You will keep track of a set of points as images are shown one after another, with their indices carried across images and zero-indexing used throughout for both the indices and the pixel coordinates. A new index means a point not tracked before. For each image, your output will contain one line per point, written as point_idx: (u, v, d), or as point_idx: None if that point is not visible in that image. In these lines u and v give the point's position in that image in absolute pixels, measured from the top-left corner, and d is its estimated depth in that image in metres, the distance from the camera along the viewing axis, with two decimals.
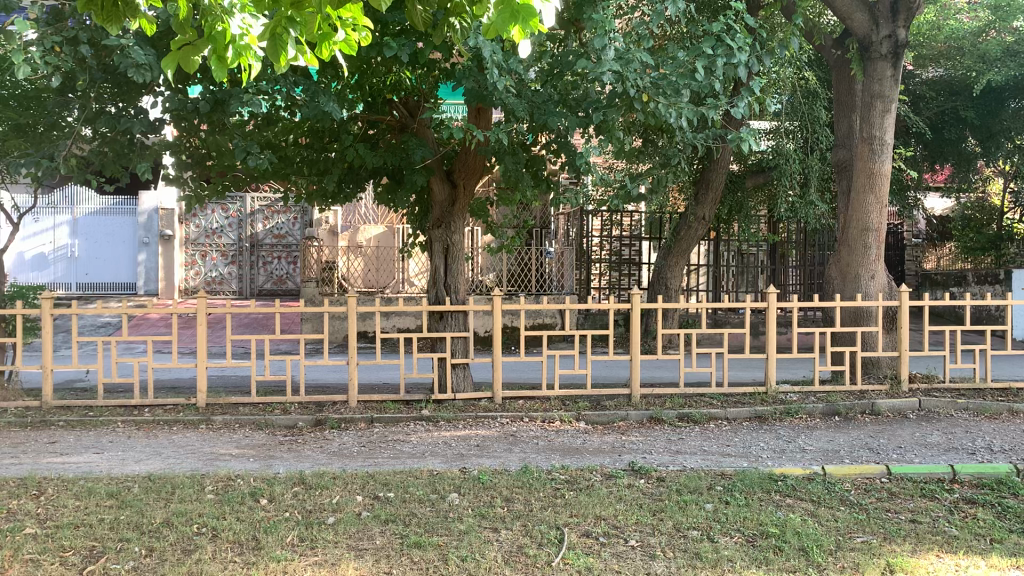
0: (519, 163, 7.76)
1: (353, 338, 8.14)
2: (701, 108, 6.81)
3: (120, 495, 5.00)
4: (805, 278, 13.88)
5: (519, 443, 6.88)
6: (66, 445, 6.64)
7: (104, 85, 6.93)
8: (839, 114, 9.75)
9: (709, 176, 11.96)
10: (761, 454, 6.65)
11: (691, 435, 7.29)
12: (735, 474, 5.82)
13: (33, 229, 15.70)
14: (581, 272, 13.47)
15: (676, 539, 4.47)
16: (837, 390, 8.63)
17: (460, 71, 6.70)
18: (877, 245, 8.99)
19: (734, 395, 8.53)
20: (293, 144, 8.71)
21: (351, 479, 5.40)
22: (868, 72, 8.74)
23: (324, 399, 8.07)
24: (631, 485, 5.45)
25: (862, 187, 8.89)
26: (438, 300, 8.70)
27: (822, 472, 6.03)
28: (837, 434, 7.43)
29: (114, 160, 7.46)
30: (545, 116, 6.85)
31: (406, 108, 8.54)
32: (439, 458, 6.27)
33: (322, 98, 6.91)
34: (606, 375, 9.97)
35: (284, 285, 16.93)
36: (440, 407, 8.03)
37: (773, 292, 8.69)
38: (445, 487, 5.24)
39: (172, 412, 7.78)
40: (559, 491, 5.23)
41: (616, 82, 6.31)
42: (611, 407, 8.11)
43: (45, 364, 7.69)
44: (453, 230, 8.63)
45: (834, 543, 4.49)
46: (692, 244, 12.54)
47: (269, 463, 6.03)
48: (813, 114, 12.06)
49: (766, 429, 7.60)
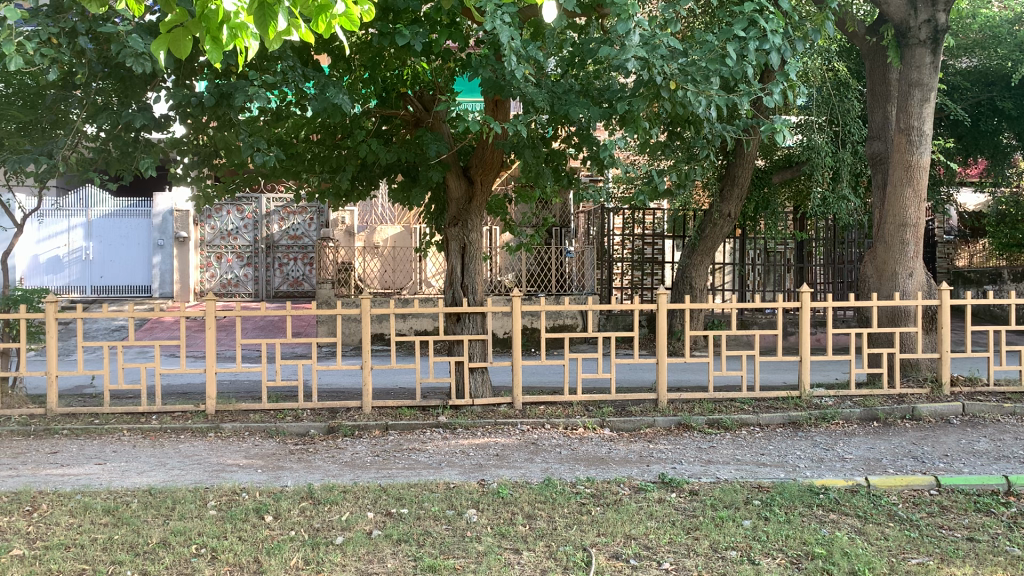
0: (539, 156, 7.44)
1: (368, 341, 7.77)
2: (733, 96, 6.41)
3: (118, 512, 4.71)
4: (832, 276, 13.33)
5: (541, 451, 6.53)
6: (67, 455, 6.35)
7: (107, 79, 6.67)
8: (873, 104, 9.32)
9: (734, 171, 11.62)
10: (799, 464, 6.25)
11: (722, 443, 6.91)
12: (773, 487, 5.43)
13: (48, 232, 15.49)
14: (602, 272, 13.09)
15: (714, 561, 4.11)
16: (875, 393, 8.17)
17: (477, 61, 6.37)
18: (915, 242, 8.55)
19: (766, 400, 8.13)
20: (304, 141, 8.41)
21: (362, 493, 5.08)
22: (906, 60, 8.31)
23: (338, 404, 7.75)
24: (662, 499, 5.09)
25: (899, 180, 8.44)
26: (455, 302, 8.32)
27: (866, 483, 5.63)
28: (878, 441, 7.02)
29: (119, 157, 7.21)
30: (565, 107, 6.50)
31: (422, 102, 8.18)
32: (456, 469, 5.94)
33: (331, 90, 6.63)
34: (630, 379, 9.60)
35: (300, 287, 16.63)
36: (457, 414, 7.69)
37: (805, 291, 8.25)
38: (463, 502, 4.90)
39: (181, 419, 7.51)
40: (586, 506, 4.87)
41: (642, 69, 5.95)
42: (637, 413, 7.74)
43: (50, 369, 7.42)
44: (470, 228, 8.26)
45: (888, 565, 4.10)
46: (718, 242, 12.13)
47: (277, 475, 5.73)
48: (844, 106, 11.66)
49: (802, 436, 7.21)
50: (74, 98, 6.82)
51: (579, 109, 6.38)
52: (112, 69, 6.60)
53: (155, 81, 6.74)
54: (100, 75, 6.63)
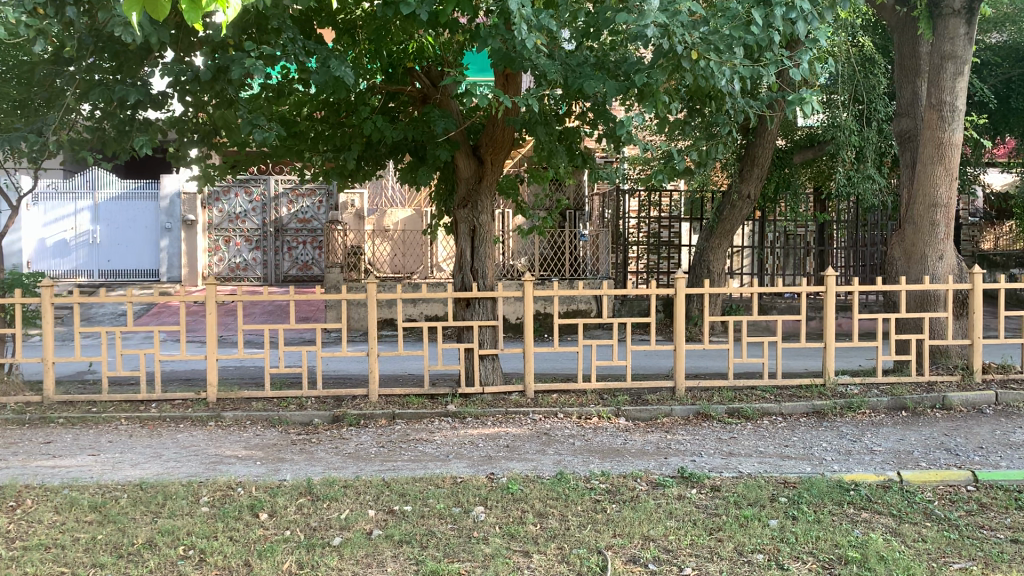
0: (552, 133, 7.10)
1: (373, 326, 7.45)
2: (758, 66, 6.04)
3: (105, 508, 4.46)
4: (855, 260, 12.92)
5: (554, 442, 6.23)
6: (60, 445, 6.11)
7: (100, 53, 6.41)
8: (902, 79, 8.87)
9: (754, 151, 11.18)
10: (825, 457, 5.93)
11: (744, 434, 6.58)
12: (800, 483, 5.11)
13: (55, 215, 15.31)
14: (617, 256, 12.61)
15: (740, 566, 3.80)
16: (903, 381, 7.83)
17: (486, 31, 5.92)
18: (946, 223, 8.16)
19: (789, 388, 7.78)
20: (307, 119, 8.10)
21: (364, 489, 4.79)
22: (938, 31, 7.90)
23: (343, 392, 7.47)
24: (682, 496, 4.78)
25: (930, 159, 8.04)
26: (464, 287, 8.01)
27: (898, 478, 5.30)
28: (908, 432, 6.68)
29: (114, 137, 6.94)
30: (580, 80, 6.17)
31: (429, 78, 7.84)
32: (464, 461, 5.66)
33: (332, 62, 6.30)
34: (647, 367, 9.30)
35: (309, 271, 16.46)
36: (467, 403, 7.39)
37: (830, 275, 7.89)
38: (470, 499, 4.61)
39: (181, 407, 7.25)
40: (601, 504, 4.57)
41: (662, 37, 5.61)
42: (654, 402, 7.43)
43: (45, 356, 7.18)
44: (481, 210, 7.91)
45: (928, 571, 3.78)
46: (737, 224, 11.78)
47: (277, 468, 5.47)
48: (869, 83, 11.22)
49: (827, 426, 6.88)
50: (67, 73, 6.53)
51: (593, 82, 6.04)
52: (105, 42, 6.31)
53: (151, 56, 6.46)
54: (93, 50, 6.36)
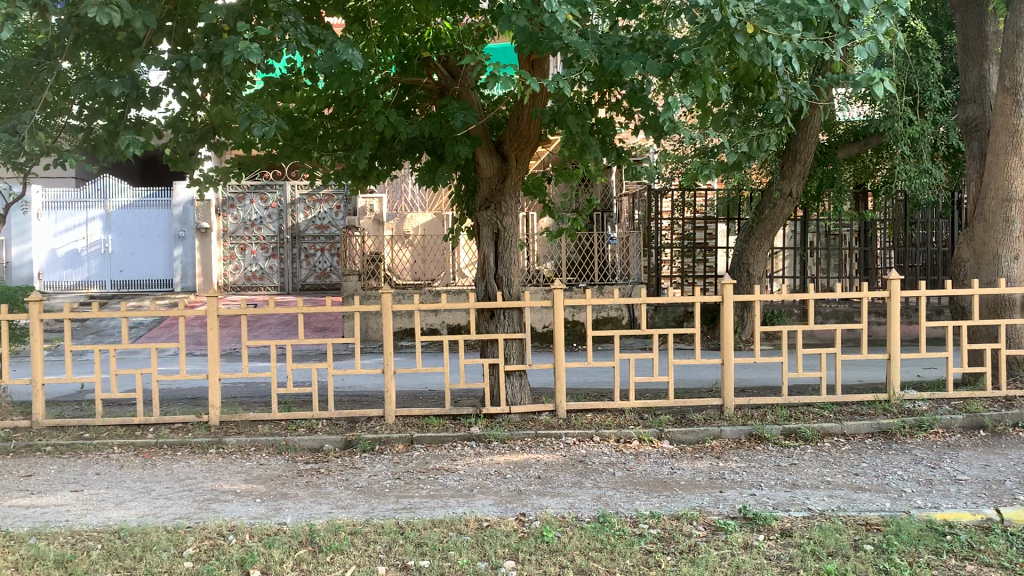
0: (585, 125, 6.35)
1: (388, 341, 6.71)
2: (822, 45, 5.27)
3: (71, 565, 3.79)
4: (901, 259, 12.13)
5: (591, 472, 5.51)
6: (41, 479, 5.49)
7: (85, 40, 5.76)
8: (966, 61, 8.01)
9: (795, 146, 10.40)
10: (905, 489, 5.16)
11: (805, 460, 5.84)
12: (885, 525, 4.36)
13: (67, 225, 14.88)
14: (649, 259, 12.08)
15: None
16: (978, 396, 7.03)
17: (508, 6, 5.16)
18: (1022, 220, 7.34)
19: (849, 405, 7.02)
20: (316, 115, 7.50)
21: (374, 536, 4.10)
22: (1012, 5, 7.12)
23: (357, 413, 6.76)
24: (749, 544, 4.04)
25: (1003, 148, 7.23)
26: (489, 296, 7.27)
27: (998, 517, 4.52)
28: (993, 456, 5.88)
29: (105, 138, 6.30)
30: (618, 61, 5.46)
31: (447, 68, 7.20)
32: (490, 497, 4.96)
33: (338, 45, 5.57)
34: (687, 381, 8.55)
35: (328, 279, 15.77)
36: (492, 424, 6.70)
37: (894, 278, 7.07)
38: (499, 551, 3.91)
39: (181, 433, 6.59)
40: (653, 556, 3.86)
41: (713, 8, 4.90)
42: (700, 422, 6.68)
43: (34, 376, 6.55)
44: (505, 211, 7.22)
45: None
46: (778, 224, 11.01)
47: (277, 508, 4.78)
48: (922, 70, 10.44)
49: (897, 450, 6.11)
50: (48, 66, 5.87)
51: (634, 62, 5.31)
52: (88, 29, 5.66)
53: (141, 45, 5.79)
54: (76, 37, 5.69)
